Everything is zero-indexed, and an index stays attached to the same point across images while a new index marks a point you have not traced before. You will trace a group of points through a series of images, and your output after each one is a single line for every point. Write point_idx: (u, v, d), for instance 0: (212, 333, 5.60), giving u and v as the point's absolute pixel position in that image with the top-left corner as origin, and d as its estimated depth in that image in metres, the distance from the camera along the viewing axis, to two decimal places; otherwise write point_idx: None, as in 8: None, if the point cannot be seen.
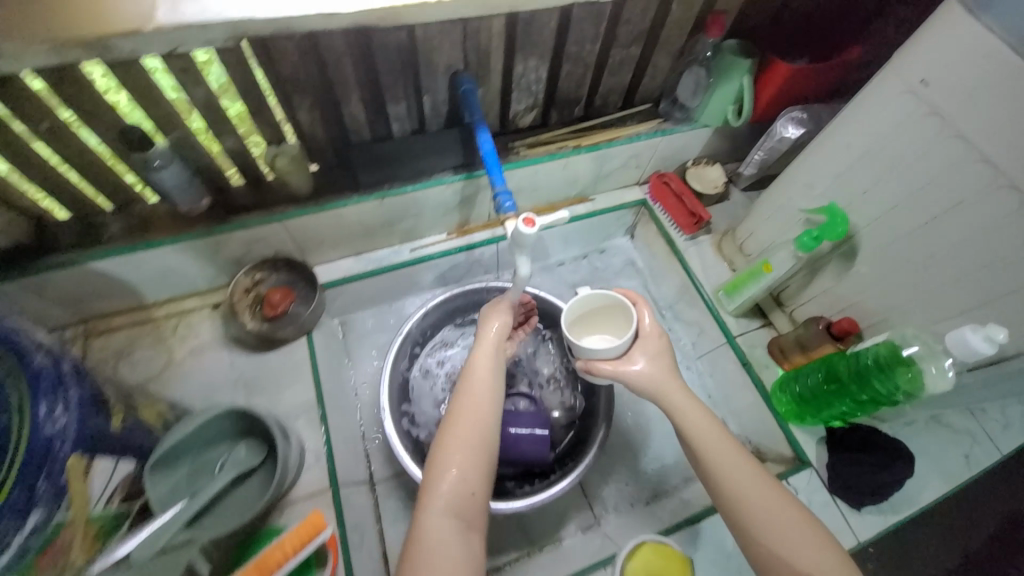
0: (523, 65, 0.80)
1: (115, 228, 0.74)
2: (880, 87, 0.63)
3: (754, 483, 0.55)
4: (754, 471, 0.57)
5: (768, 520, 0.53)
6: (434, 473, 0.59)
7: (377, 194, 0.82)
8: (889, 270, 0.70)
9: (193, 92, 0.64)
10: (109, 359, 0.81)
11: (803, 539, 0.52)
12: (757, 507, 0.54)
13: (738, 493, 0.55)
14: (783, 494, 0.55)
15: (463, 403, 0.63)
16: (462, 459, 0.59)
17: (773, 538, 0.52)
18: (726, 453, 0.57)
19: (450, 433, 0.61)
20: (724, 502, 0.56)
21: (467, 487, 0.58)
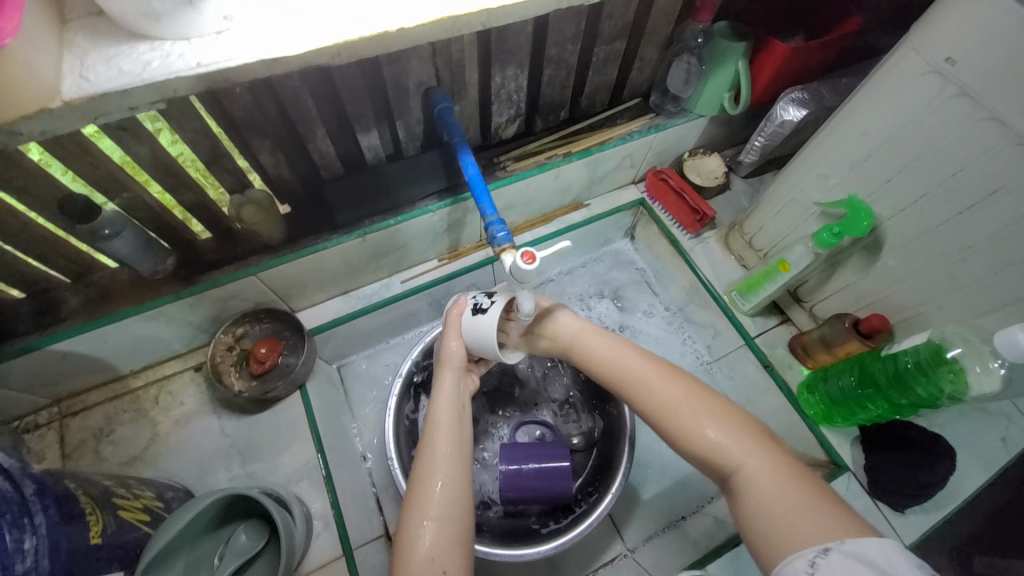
0: (501, 76, 0.74)
1: (74, 302, 0.68)
2: (899, 65, 0.59)
3: (675, 393, 0.58)
4: (675, 381, 0.59)
5: (690, 421, 0.55)
6: (423, 467, 0.59)
7: (359, 232, 0.76)
8: (919, 262, 0.67)
9: (137, 150, 0.57)
10: (89, 440, 0.75)
11: (714, 431, 0.54)
12: (680, 414, 0.56)
13: (657, 404, 0.58)
14: (697, 395, 0.57)
15: (441, 397, 0.65)
16: (452, 450, 0.60)
17: (696, 438, 0.55)
18: (647, 374, 0.61)
19: (434, 429, 0.62)
20: (654, 417, 0.59)
21: (458, 476, 0.58)
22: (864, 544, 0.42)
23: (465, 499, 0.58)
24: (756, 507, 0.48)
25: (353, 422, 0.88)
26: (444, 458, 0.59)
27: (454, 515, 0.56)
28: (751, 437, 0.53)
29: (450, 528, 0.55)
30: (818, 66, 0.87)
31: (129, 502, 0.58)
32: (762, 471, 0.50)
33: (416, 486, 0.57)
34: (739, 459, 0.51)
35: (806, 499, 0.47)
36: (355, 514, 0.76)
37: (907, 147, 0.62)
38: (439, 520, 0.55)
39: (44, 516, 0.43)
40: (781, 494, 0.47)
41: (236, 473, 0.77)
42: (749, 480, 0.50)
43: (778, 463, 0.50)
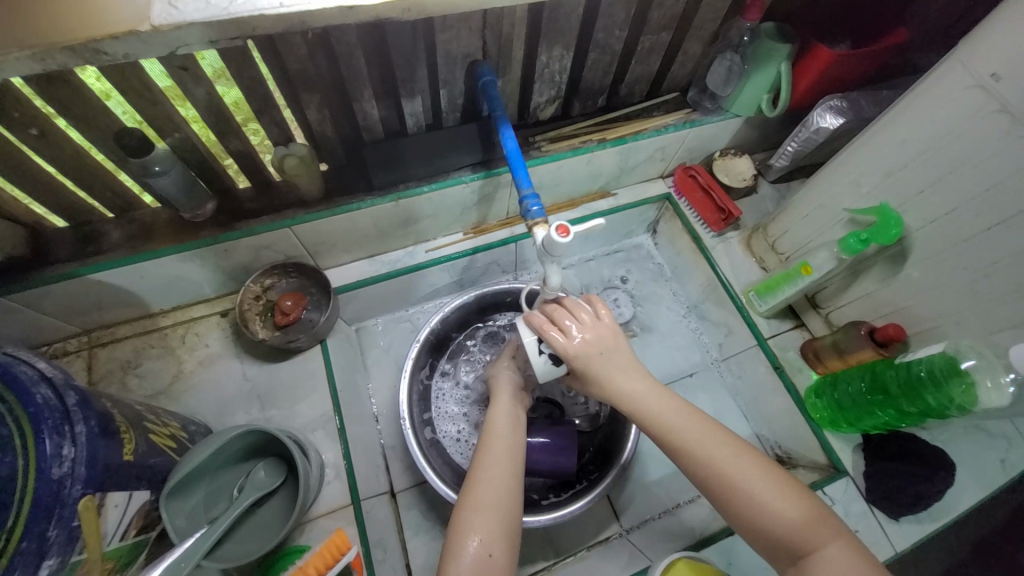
0: (547, 55, 0.75)
1: (116, 236, 0.70)
2: (944, 77, 0.59)
3: (736, 457, 0.55)
4: (732, 445, 0.56)
5: (755, 492, 0.53)
6: (474, 473, 0.60)
7: (393, 196, 0.78)
8: (943, 276, 0.68)
9: (194, 91, 0.59)
10: (117, 370, 0.78)
11: (781, 511, 0.52)
12: (745, 483, 0.54)
13: (718, 466, 0.55)
14: (758, 468, 0.55)
15: (495, 415, 0.68)
16: (506, 460, 0.62)
17: (758, 514, 0.53)
18: (700, 425, 0.58)
19: (487, 442, 0.64)
20: (708, 481, 0.56)
21: (506, 488, 0.59)
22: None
23: (512, 508, 0.58)
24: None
25: (367, 382, 0.91)
26: (495, 467, 0.60)
27: (502, 524, 0.56)
28: (816, 519, 0.52)
29: (499, 536, 0.55)
30: (859, 76, 0.87)
31: (159, 428, 0.60)
32: (834, 562, 0.49)
33: (465, 492, 0.59)
34: (812, 545, 0.51)
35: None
36: (364, 467, 0.78)
37: (943, 159, 0.63)
38: (485, 529, 0.55)
39: (84, 426, 0.46)
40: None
41: (254, 416, 0.79)
42: (822, 569, 0.49)
43: (846, 552, 0.50)
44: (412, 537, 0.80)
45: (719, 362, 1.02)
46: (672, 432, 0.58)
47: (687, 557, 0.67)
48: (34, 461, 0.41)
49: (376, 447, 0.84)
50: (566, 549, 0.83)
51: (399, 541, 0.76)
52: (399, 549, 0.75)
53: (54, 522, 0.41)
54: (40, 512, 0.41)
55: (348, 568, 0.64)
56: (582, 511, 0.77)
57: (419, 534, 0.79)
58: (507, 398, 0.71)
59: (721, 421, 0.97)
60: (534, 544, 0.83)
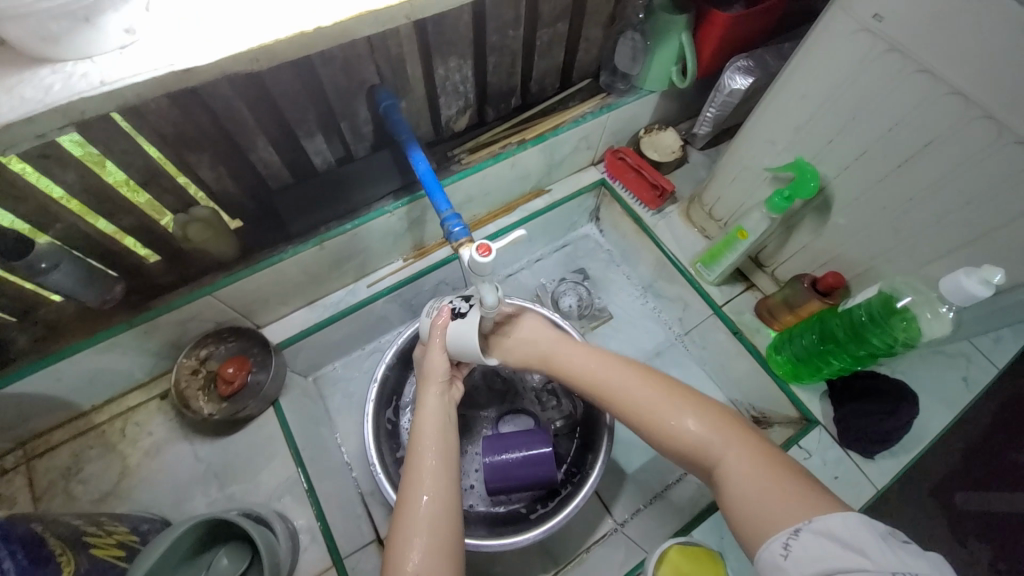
0: (444, 68, 0.72)
1: (21, 342, 0.65)
2: (830, 27, 0.60)
3: (651, 389, 0.61)
4: (650, 381, 0.62)
5: (669, 417, 0.58)
6: (410, 479, 0.59)
7: (315, 240, 0.74)
8: (868, 218, 0.69)
9: (64, 177, 0.54)
10: (58, 480, 0.72)
11: (695, 433, 0.56)
12: (660, 412, 0.59)
13: (636, 407, 0.61)
14: (676, 393, 0.60)
15: (425, 412, 0.64)
16: (439, 462, 0.60)
17: (676, 441, 0.57)
18: (623, 374, 0.64)
19: (418, 446, 0.61)
20: (633, 422, 0.61)
21: (444, 487, 0.58)
22: (830, 518, 0.44)
23: (452, 510, 0.57)
24: (734, 505, 0.50)
25: (333, 432, 0.88)
26: (431, 471, 0.59)
27: (442, 525, 0.55)
28: (732, 436, 0.55)
29: (438, 540, 0.54)
30: (760, 32, 0.88)
31: (101, 539, 0.56)
32: (742, 468, 0.52)
33: (401, 501, 0.57)
34: (720, 455, 0.54)
35: (771, 479, 0.49)
36: (342, 522, 0.76)
37: (845, 107, 0.64)
38: (426, 535, 0.54)
39: (12, 562, 0.42)
40: (766, 483, 0.49)
41: (216, 496, 0.75)
42: (730, 478, 0.52)
43: (755, 457, 0.52)
44: None
45: (682, 336, 1.02)
46: (604, 389, 0.64)
47: (678, 543, 0.66)
48: None
49: (354, 497, 0.82)
50: (565, 557, 0.82)
51: None
52: None
53: None
54: None
55: None
56: (570, 517, 0.76)
57: None
58: (436, 395, 0.66)
59: None
60: (531, 559, 0.82)
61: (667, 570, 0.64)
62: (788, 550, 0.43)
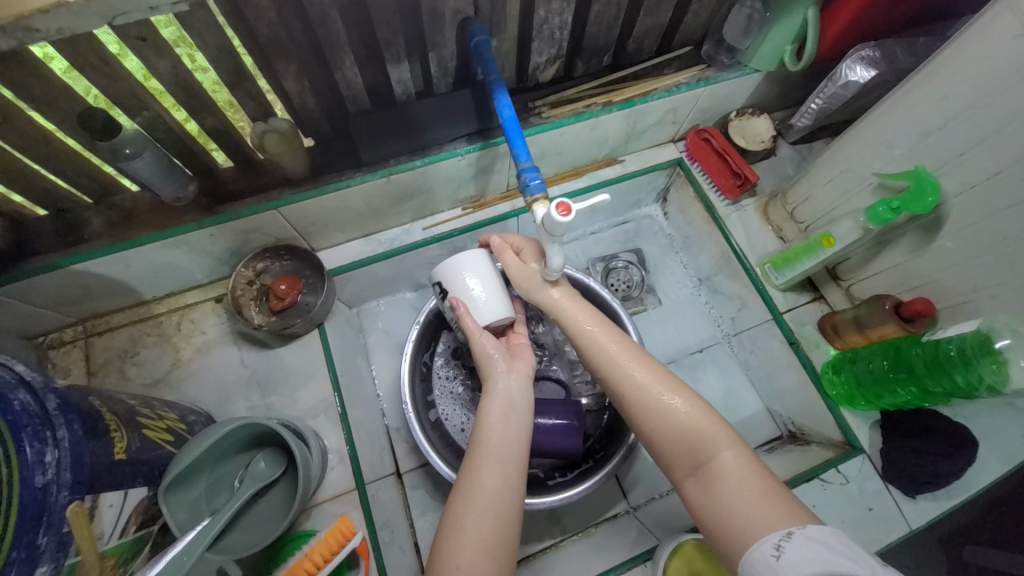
0: (545, 8, 0.67)
1: (97, 223, 0.67)
2: (1001, 20, 0.52)
3: (643, 368, 0.60)
4: (643, 361, 0.61)
5: (658, 404, 0.57)
6: (470, 462, 0.59)
7: (383, 172, 0.73)
8: (980, 247, 0.63)
9: (157, 65, 0.54)
10: (115, 359, 0.76)
11: (685, 419, 0.55)
12: (652, 393, 0.58)
13: (626, 384, 0.59)
14: (667, 380, 0.59)
15: (489, 394, 0.64)
16: (500, 445, 0.59)
17: (660, 424, 0.56)
18: (623, 346, 0.62)
19: (480, 423, 0.61)
20: (620, 397, 0.60)
21: (507, 468, 0.58)
22: (811, 531, 0.43)
23: (513, 495, 0.57)
24: (721, 501, 0.50)
25: (369, 365, 0.90)
26: (489, 454, 0.59)
27: (502, 515, 0.55)
28: (717, 432, 0.54)
29: (494, 529, 0.54)
30: (896, 21, 0.78)
31: (153, 422, 0.59)
32: (732, 468, 0.51)
33: (461, 484, 0.57)
34: (708, 449, 0.53)
35: (761, 487, 0.49)
36: (368, 451, 0.78)
37: (990, 117, 0.56)
38: (483, 515, 0.55)
39: (67, 431, 0.43)
40: (749, 486, 0.49)
41: (255, 403, 0.79)
42: (718, 474, 0.51)
43: (743, 461, 0.52)
44: (418, 517, 0.81)
45: (730, 337, 0.98)
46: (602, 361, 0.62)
47: (694, 539, 0.66)
48: (17, 469, 0.40)
49: (380, 429, 0.84)
50: (572, 527, 0.83)
51: (405, 523, 0.77)
52: (405, 529, 0.76)
53: (45, 529, 0.41)
54: (27, 520, 0.40)
55: (354, 553, 0.64)
56: (587, 492, 0.76)
57: (426, 514, 0.80)
58: (498, 381, 0.65)
59: (730, 397, 0.95)
60: (540, 523, 0.83)
61: (677, 563, 0.64)
62: (780, 552, 0.43)
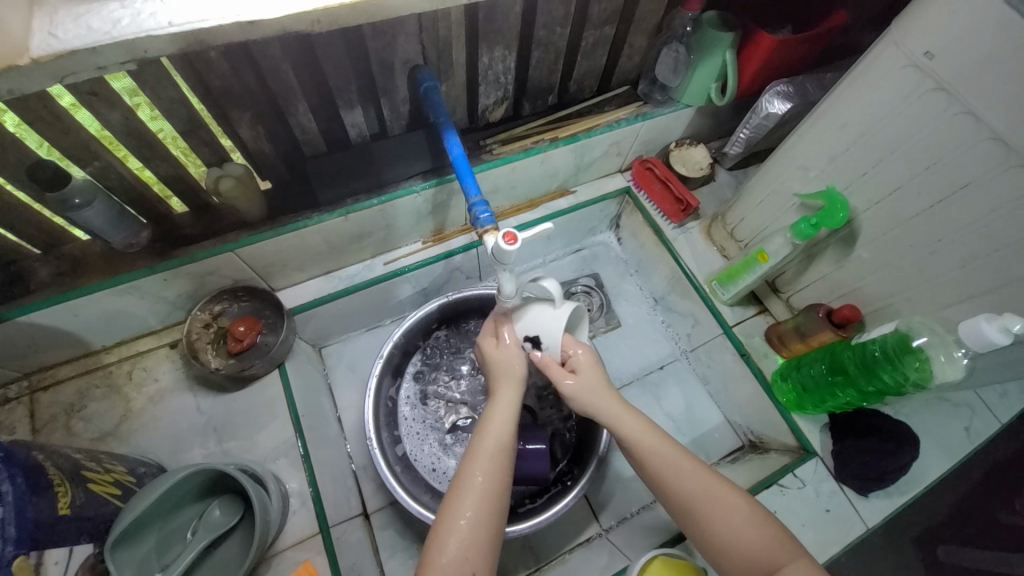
0: (488, 56, 0.73)
1: (44, 274, 0.66)
2: (879, 59, 0.60)
3: (702, 477, 0.60)
4: (699, 468, 0.61)
5: (720, 515, 0.57)
6: (471, 462, 0.59)
7: (341, 211, 0.75)
8: (890, 255, 0.69)
9: (109, 117, 0.55)
10: (59, 415, 0.73)
11: (749, 534, 0.56)
12: (714, 504, 0.58)
13: (691, 502, 0.58)
14: (727, 490, 0.59)
15: (498, 402, 0.64)
16: (498, 453, 0.60)
17: (729, 541, 0.56)
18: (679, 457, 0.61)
19: (489, 426, 0.62)
20: (684, 511, 0.59)
21: (499, 477, 0.59)
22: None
23: (499, 504, 0.58)
24: None
25: (333, 403, 0.89)
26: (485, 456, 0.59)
27: (489, 515, 0.56)
28: (781, 540, 0.56)
29: (480, 539, 0.55)
30: (803, 60, 0.88)
31: (99, 475, 0.57)
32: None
33: (460, 478, 0.58)
34: (775, 563, 0.54)
35: None
36: (333, 493, 0.76)
37: (883, 140, 0.64)
38: (474, 517, 0.55)
39: (11, 485, 0.42)
40: None
41: (212, 450, 0.76)
42: None
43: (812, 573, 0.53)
44: (388, 559, 0.78)
45: (688, 352, 1.02)
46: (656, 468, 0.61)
47: (664, 554, 0.66)
48: None
49: (346, 469, 0.82)
50: (546, 555, 0.83)
51: (374, 565, 0.75)
52: (374, 571, 0.74)
53: None
54: None
55: None
56: (558, 517, 0.76)
57: (396, 555, 0.78)
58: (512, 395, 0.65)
59: (692, 411, 0.98)
60: (514, 554, 0.82)
61: None
62: None
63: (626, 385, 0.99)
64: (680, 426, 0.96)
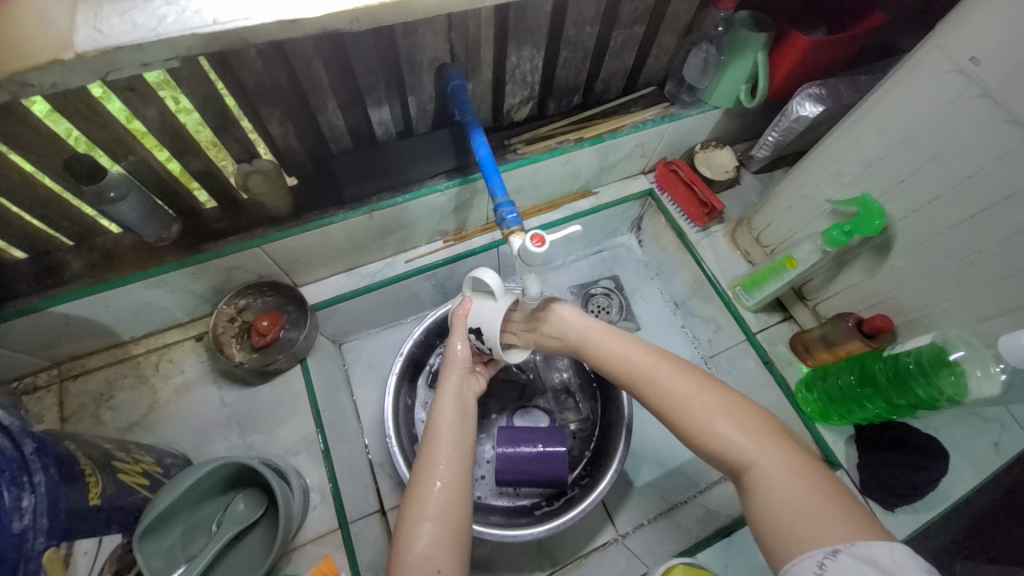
0: (516, 55, 0.72)
1: (77, 266, 0.67)
2: (922, 62, 0.58)
3: (676, 379, 0.58)
4: (678, 371, 0.59)
5: (694, 409, 0.55)
6: (424, 461, 0.58)
7: (365, 209, 0.76)
8: (927, 265, 0.67)
9: (144, 113, 0.56)
10: (89, 403, 0.75)
11: (725, 428, 0.53)
12: (687, 402, 0.55)
13: (664, 402, 0.57)
14: (701, 386, 0.56)
15: (445, 399, 0.64)
16: (453, 450, 0.59)
17: (705, 437, 0.54)
18: (657, 365, 0.60)
19: (438, 424, 0.61)
20: (666, 412, 0.57)
21: (457, 468, 0.58)
22: (877, 546, 0.40)
23: (462, 495, 0.57)
24: (773, 508, 0.46)
25: (352, 400, 0.90)
26: (443, 454, 0.59)
27: (454, 508, 0.55)
28: (758, 434, 0.52)
29: (447, 533, 0.54)
30: (837, 63, 0.86)
31: (129, 465, 0.58)
32: (774, 469, 0.49)
33: (416, 476, 0.57)
34: (755, 456, 0.50)
35: (815, 494, 0.46)
36: (352, 489, 0.77)
37: (923, 147, 0.62)
38: (437, 517, 0.54)
39: (44, 475, 0.43)
40: (792, 488, 0.47)
41: (235, 443, 0.78)
42: (767, 476, 0.49)
43: (789, 459, 0.49)
44: None
45: (708, 358, 1.00)
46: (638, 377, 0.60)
47: (683, 563, 0.66)
48: None
49: (364, 466, 0.83)
50: (562, 558, 0.82)
51: None
52: None
53: None
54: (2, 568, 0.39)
55: None
56: (575, 520, 0.75)
57: None
58: (457, 391, 0.65)
59: None
60: (527, 556, 0.82)
61: None
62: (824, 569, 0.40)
63: None
64: None
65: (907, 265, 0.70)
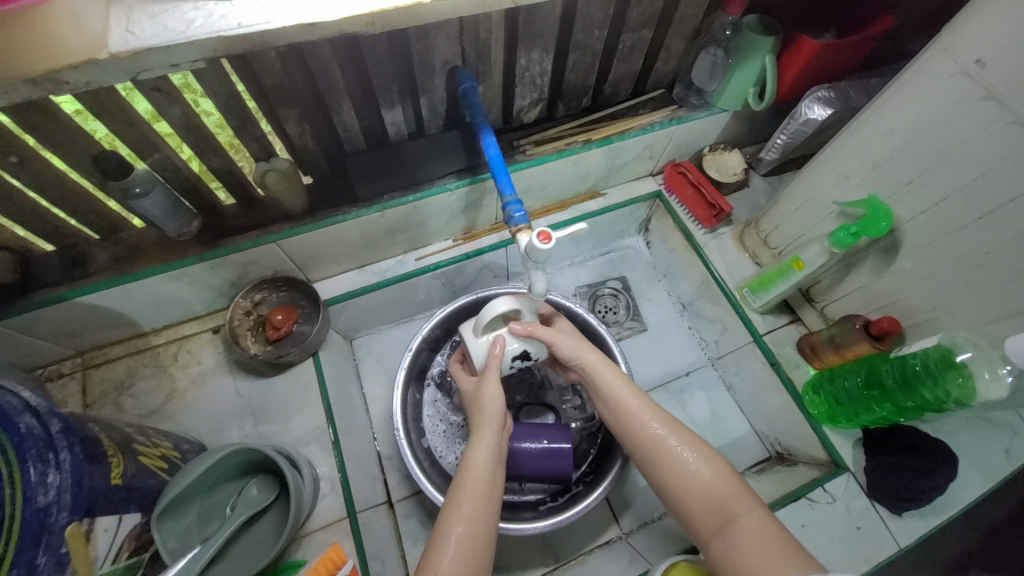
0: (526, 58, 0.74)
1: (102, 258, 0.70)
2: (930, 65, 0.58)
3: (661, 426, 0.62)
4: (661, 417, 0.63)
5: (673, 457, 0.59)
6: (450, 507, 0.58)
7: (377, 207, 0.78)
8: (935, 267, 0.67)
9: (169, 112, 0.59)
10: (111, 391, 0.78)
11: (704, 478, 0.57)
12: (670, 451, 0.59)
13: (646, 450, 0.61)
14: (685, 439, 0.60)
15: (477, 454, 0.62)
16: (481, 501, 0.58)
17: (685, 487, 0.57)
18: (644, 411, 0.63)
19: (467, 471, 0.61)
20: (647, 462, 0.61)
21: (482, 512, 0.58)
22: None
23: (484, 539, 0.56)
24: (747, 560, 0.51)
25: (362, 394, 0.92)
26: (468, 499, 0.58)
27: (477, 552, 0.55)
28: (732, 489, 0.56)
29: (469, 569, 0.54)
30: (847, 65, 0.86)
31: (147, 449, 0.60)
32: (752, 528, 0.53)
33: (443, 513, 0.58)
34: (732, 512, 0.55)
35: (784, 552, 0.50)
36: (360, 480, 0.79)
37: (931, 149, 0.62)
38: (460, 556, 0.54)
39: (68, 453, 0.45)
40: (763, 544, 0.51)
41: (248, 432, 0.80)
42: (744, 531, 0.53)
43: (765, 520, 0.53)
44: (410, 547, 0.80)
45: (715, 360, 1.00)
46: (625, 426, 0.64)
47: (686, 560, 0.66)
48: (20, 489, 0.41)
49: (372, 458, 0.85)
50: (566, 555, 0.83)
51: (397, 553, 0.77)
52: (397, 558, 0.76)
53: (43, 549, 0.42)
54: (29, 538, 0.41)
55: None
56: (578, 517, 0.76)
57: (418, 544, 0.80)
58: (491, 439, 0.64)
59: (718, 419, 0.96)
60: (531, 552, 0.83)
61: None
62: None
63: (650, 390, 0.99)
64: (705, 433, 0.95)
65: (915, 267, 0.69)
